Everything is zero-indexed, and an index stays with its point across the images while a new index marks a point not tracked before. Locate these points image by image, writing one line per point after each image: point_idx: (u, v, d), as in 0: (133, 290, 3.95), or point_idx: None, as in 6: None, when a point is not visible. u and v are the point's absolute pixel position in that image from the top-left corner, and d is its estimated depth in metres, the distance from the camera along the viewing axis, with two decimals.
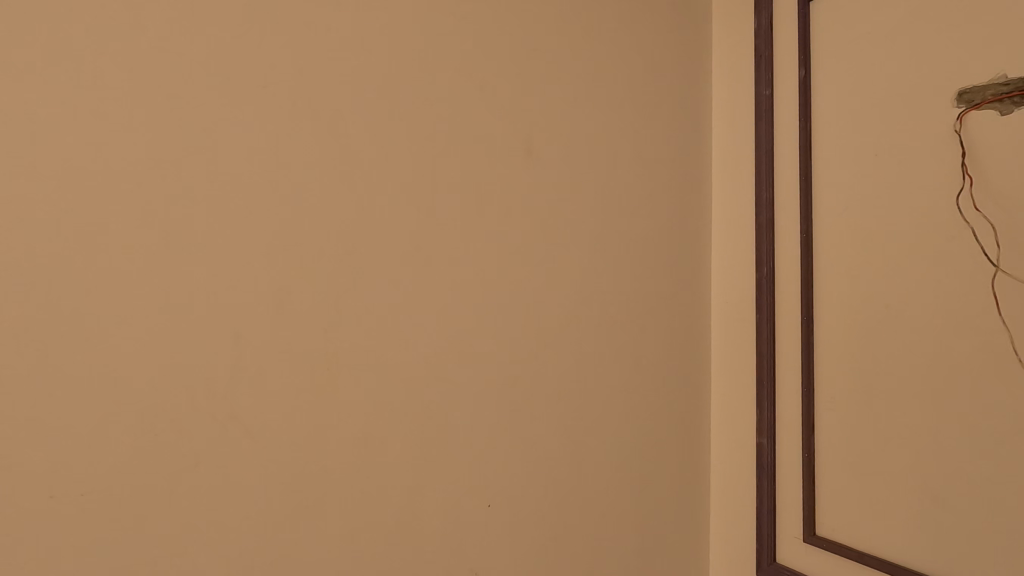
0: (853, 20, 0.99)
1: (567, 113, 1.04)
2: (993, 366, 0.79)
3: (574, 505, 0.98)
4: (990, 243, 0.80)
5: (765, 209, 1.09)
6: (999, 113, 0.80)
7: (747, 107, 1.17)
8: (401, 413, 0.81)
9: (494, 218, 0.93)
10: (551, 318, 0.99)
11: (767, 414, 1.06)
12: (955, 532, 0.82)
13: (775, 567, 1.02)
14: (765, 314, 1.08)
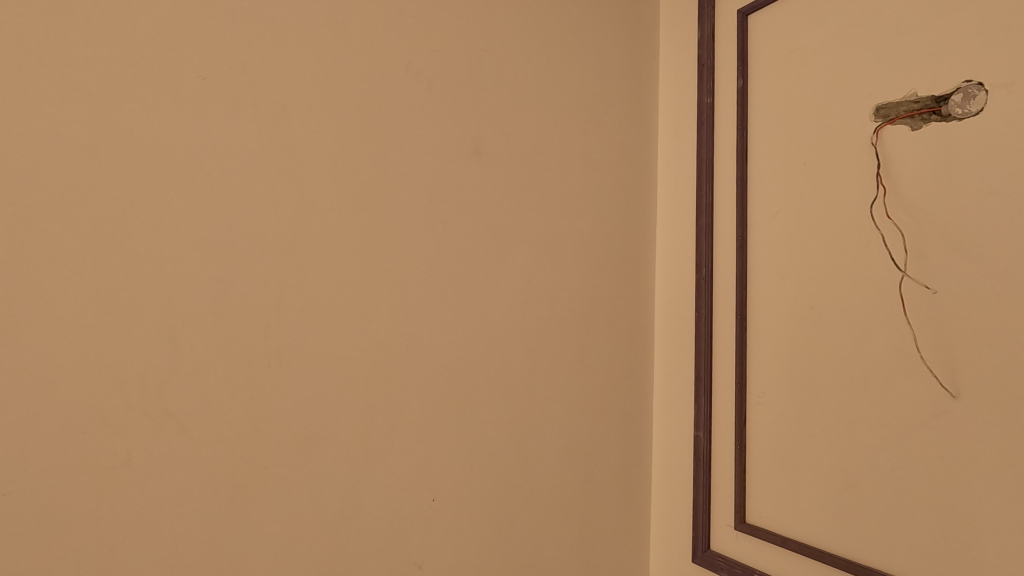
0: (788, 32, 1.05)
1: (513, 112, 1.07)
2: (899, 362, 0.85)
3: (517, 493, 1.03)
4: (898, 250, 0.86)
5: (705, 212, 1.14)
6: (909, 129, 0.86)
7: (690, 113, 1.22)
8: (342, 404, 0.86)
9: (444, 221, 0.97)
10: (493, 314, 1.02)
11: (704, 409, 1.11)
12: (857, 515, 0.89)
13: (709, 555, 1.08)
14: (704, 313, 1.12)
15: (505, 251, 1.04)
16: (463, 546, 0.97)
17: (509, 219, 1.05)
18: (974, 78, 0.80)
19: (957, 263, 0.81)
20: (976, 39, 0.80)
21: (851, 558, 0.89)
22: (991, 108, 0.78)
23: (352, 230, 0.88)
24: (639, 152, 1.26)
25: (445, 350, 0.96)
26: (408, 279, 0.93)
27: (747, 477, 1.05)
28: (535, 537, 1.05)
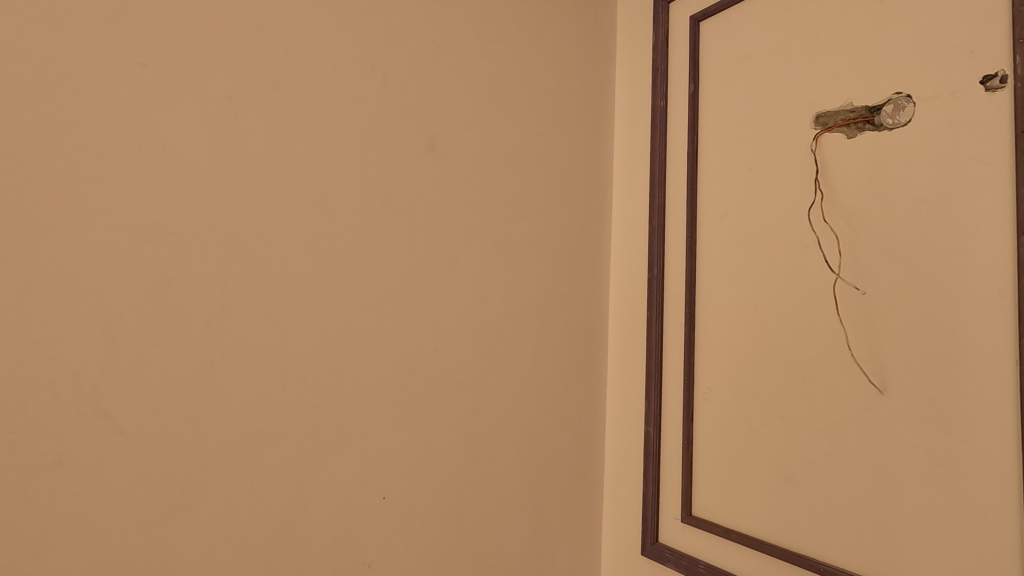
0: (737, 39, 1.08)
1: (469, 110, 1.07)
2: (833, 360, 0.89)
3: (469, 491, 1.04)
4: (833, 253, 0.90)
5: (657, 213, 1.17)
6: (846, 137, 0.90)
7: (644, 116, 1.24)
8: (289, 401, 0.84)
9: (396, 218, 0.97)
10: (447, 312, 1.02)
11: (654, 405, 1.14)
12: (793, 506, 0.93)
13: (657, 547, 1.10)
14: (655, 313, 1.15)
15: (459, 249, 1.05)
16: (413, 544, 0.97)
17: (463, 217, 1.05)
18: (903, 90, 0.84)
19: (886, 265, 0.85)
20: (906, 53, 0.85)
21: (787, 547, 0.93)
22: (918, 119, 0.83)
23: (301, 225, 0.86)
24: (594, 153, 1.28)
25: (397, 347, 0.96)
26: (359, 276, 0.92)
27: (693, 471, 1.08)
28: (488, 533, 1.06)
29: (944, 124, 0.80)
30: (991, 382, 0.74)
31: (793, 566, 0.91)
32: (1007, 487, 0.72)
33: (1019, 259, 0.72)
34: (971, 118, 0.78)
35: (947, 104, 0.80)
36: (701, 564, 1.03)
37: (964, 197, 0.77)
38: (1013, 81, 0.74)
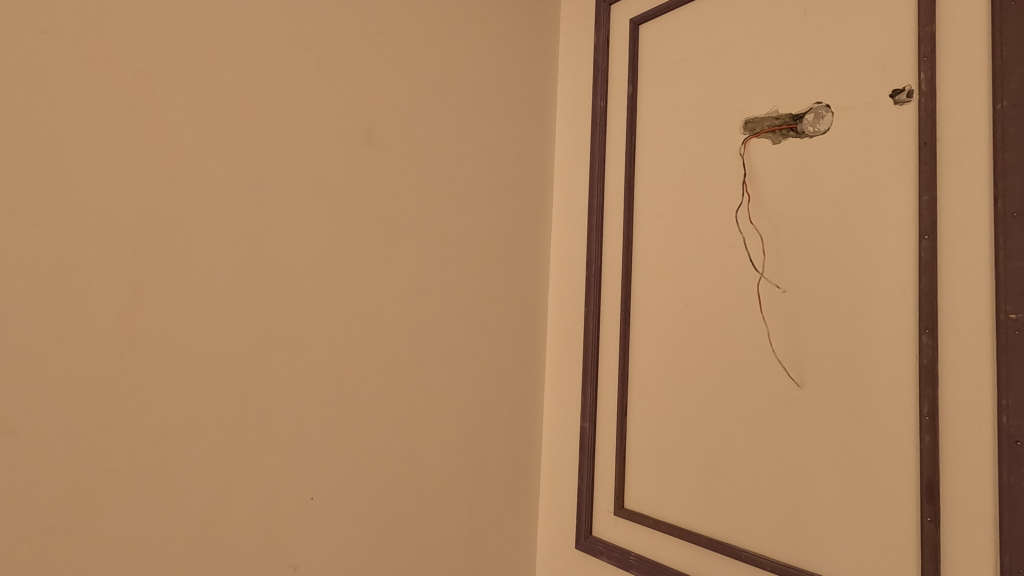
0: (674, 44, 1.11)
1: (407, 100, 1.04)
2: (757, 355, 0.93)
3: (402, 489, 1.02)
4: (758, 253, 0.94)
5: (596, 212, 1.19)
6: (771, 142, 0.94)
7: (584, 115, 1.26)
8: (209, 399, 0.80)
9: (329, 208, 0.93)
10: (382, 307, 1.00)
11: (590, 400, 1.16)
12: (718, 496, 0.96)
13: (591, 541, 1.12)
14: (592, 310, 1.17)
15: (396, 242, 1.02)
16: (342, 545, 0.93)
17: (401, 209, 1.03)
18: (823, 100, 0.89)
19: (805, 265, 0.89)
20: (826, 65, 0.89)
21: (712, 536, 0.96)
22: (836, 128, 0.87)
23: (224, 212, 0.81)
24: (536, 150, 1.28)
25: (329, 342, 0.93)
26: (288, 267, 0.88)
27: (626, 465, 1.10)
28: (421, 532, 1.04)
29: (858, 134, 0.85)
30: (894, 376, 0.79)
31: (717, 554, 0.94)
32: (907, 473, 0.77)
33: (919, 262, 0.78)
34: (881, 129, 0.83)
35: (861, 115, 0.85)
36: (633, 555, 1.05)
37: (874, 203, 0.83)
38: (918, 96, 0.80)
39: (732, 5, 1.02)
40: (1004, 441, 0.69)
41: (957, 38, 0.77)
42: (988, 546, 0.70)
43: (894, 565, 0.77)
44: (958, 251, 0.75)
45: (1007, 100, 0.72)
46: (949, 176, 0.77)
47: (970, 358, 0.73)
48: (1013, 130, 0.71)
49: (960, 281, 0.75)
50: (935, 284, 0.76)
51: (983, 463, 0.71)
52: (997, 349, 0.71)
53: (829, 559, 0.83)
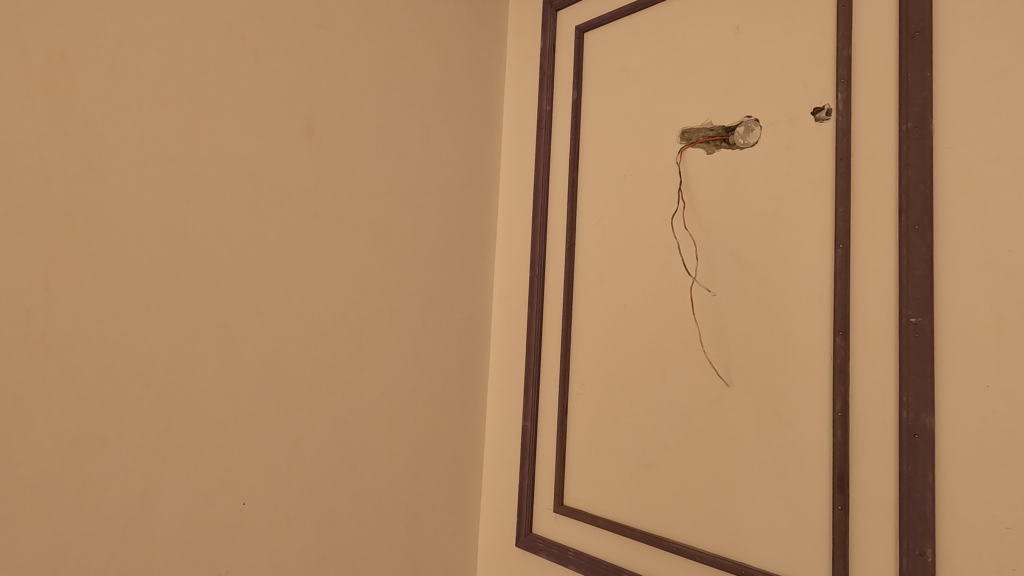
0: (616, 53, 1.14)
1: (349, 95, 1.02)
2: (689, 355, 0.97)
3: (338, 492, 0.99)
4: (691, 258, 0.98)
5: (540, 214, 1.21)
6: (705, 152, 0.99)
7: (530, 118, 1.27)
8: (129, 401, 0.75)
9: (265, 204, 0.90)
10: (320, 306, 0.97)
11: (532, 400, 1.17)
12: (652, 491, 1.00)
13: (531, 538, 1.14)
14: (535, 310, 1.19)
15: (336, 240, 1.00)
16: (274, 550, 0.91)
17: (341, 206, 1.01)
18: (752, 115, 0.94)
19: (733, 270, 0.94)
20: (755, 81, 0.94)
21: (646, 530, 1.00)
22: (764, 141, 0.93)
23: (149, 204, 0.77)
24: (482, 151, 1.28)
25: (263, 342, 0.90)
26: (219, 264, 0.84)
27: (565, 463, 1.13)
28: (358, 535, 1.02)
29: (783, 148, 0.90)
30: (811, 375, 0.85)
31: (650, 547, 0.98)
32: (821, 466, 0.83)
33: (834, 268, 0.83)
34: (803, 144, 0.89)
35: (785, 130, 0.90)
36: (571, 551, 1.08)
37: (796, 213, 0.88)
38: (835, 114, 0.86)
39: (670, 19, 1.06)
40: (903, 434, 0.76)
41: (870, 62, 0.84)
42: (889, 531, 0.76)
43: (809, 551, 0.82)
44: (868, 259, 0.81)
45: (911, 122, 0.79)
46: (861, 190, 0.83)
47: (876, 358, 0.80)
48: (915, 150, 0.78)
49: (869, 287, 0.81)
50: (847, 290, 0.82)
51: (886, 455, 0.78)
52: (899, 350, 0.77)
53: (751, 548, 0.88)
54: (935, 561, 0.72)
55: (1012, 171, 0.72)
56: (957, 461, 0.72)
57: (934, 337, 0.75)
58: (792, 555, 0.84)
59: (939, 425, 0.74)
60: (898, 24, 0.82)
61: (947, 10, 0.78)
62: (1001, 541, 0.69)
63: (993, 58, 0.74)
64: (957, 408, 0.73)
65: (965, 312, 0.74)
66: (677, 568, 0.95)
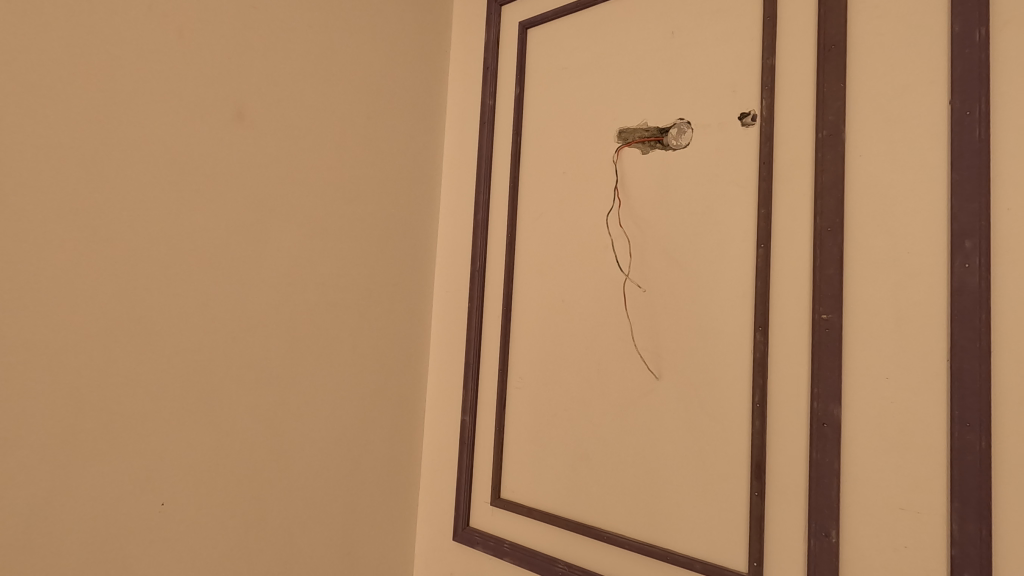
0: (557, 52, 1.15)
1: (283, 81, 0.99)
2: (622, 349, 1.00)
3: (268, 491, 0.97)
4: (625, 255, 1.01)
5: (481, 209, 1.21)
6: (641, 152, 1.01)
7: (473, 112, 1.27)
8: (33, 398, 0.71)
9: (192, 191, 0.86)
10: (249, 299, 0.94)
11: (471, 394, 1.18)
12: (585, 482, 1.02)
13: (468, 531, 1.14)
14: (475, 305, 1.19)
15: (268, 231, 0.97)
16: (198, 551, 0.87)
17: (274, 196, 0.97)
18: (685, 117, 0.97)
19: (664, 268, 0.97)
20: (687, 85, 0.98)
21: (579, 520, 1.02)
22: (695, 143, 0.96)
23: (58, 188, 0.73)
24: (425, 144, 1.27)
25: (187, 336, 0.86)
26: (137, 253, 0.80)
27: (502, 456, 1.14)
28: (291, 534, 1.00)
29: (712, 150, 0.94)
30: (734, 369, 0.89)
31: (582, 536, 1.00)
32: (741, 455, 0.87)
33: (756, 267, 0.88)
34: (730, 148, 0.92)
35: (715, 133, 0.94)
36: (507, 543, 1.09)
37: (723, 213, 0.92)
38: (760, 120, 0.90)
39: (610, 20, 1.08)
40: (814, 423, 0.80)
41: (791, 72, 0.88)
42: (799, 514, 0.81)
43: (728, 535, 0.87)
44: (786, 259, 0.86)
45: (826, 130, 0.84)
46: (782, 193, 0.87)
47: (792, 352, 0.84)
48: (830, 157, 0.83)
49: (787, 286, 0.85)
50: (767, 287, 0.86)
51: (799, 443, 0.82)
52: (812, 344, 0.82)
53: (676, 534, 0.91)
54: (839, 541, 0.78)
55: (912, 178, 0.77)
56: (860, 447, 0.78)
57: (843, 333, 0.80)
58: (713, 540, 0.88)
59: (845, 414, 0.79)
60: (817, 37, 0.86)
61: (861, 26, 0.83)
62: (896, 521, 0.75)
63: (898, 72, 0.80)
64: (861, 399, 0.78)
65: (870, 309, 0.79)
66: (607, 556, 0.98)
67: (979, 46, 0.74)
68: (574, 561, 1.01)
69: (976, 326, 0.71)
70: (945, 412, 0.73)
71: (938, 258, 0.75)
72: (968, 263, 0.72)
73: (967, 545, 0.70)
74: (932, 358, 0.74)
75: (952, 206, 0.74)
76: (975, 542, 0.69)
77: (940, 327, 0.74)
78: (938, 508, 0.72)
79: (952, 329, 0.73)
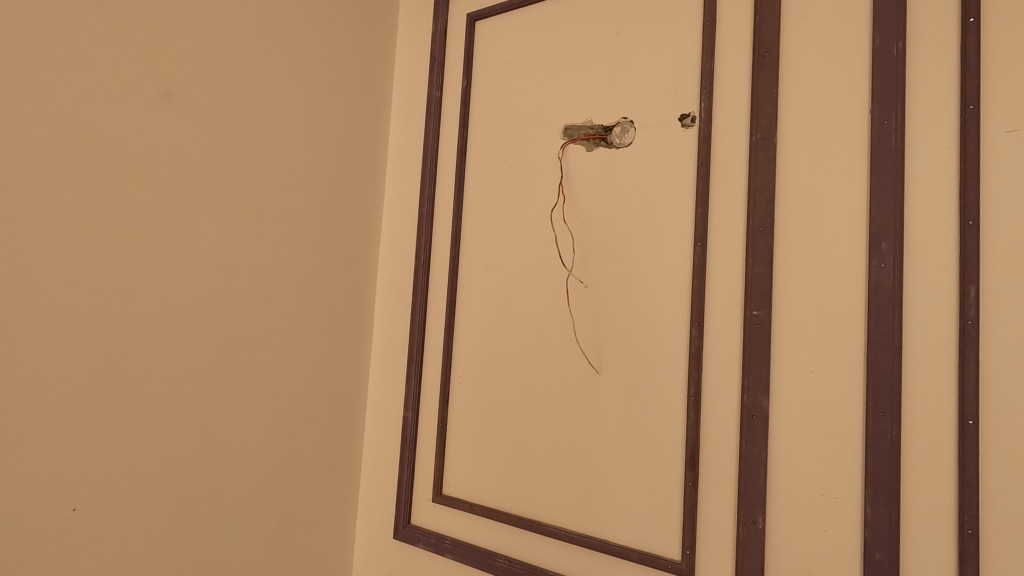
0: (505, 45, 1.15)
1: (215, 61, 0.94)
2: (564, 344, 1.01)
3: (194, 493, 0.92)
4: (569, 251, 1.02)
5: (426, 201, 1.19)
6: (586, 149, 1.02)
7: (420, 102, 1.25)
8: None
9: (111, 174, 0.81)
10: (176, 290, 0.89)
11: (414, 390, 1.16)
12: (526, 477, 1.03)
13: (408, 529, 1.13)
14: (419, 299, 1.17)
15: (198, 219, 0.91)
16: (116, 558, 0.82)
17: (205, 182, 0.92)
18: (629, 116, 0.99)
19: (606, 264, 0.98)
20: (631, 86, 0.99)
21: (520, 514, 1.02)
22: (638, 142, 0.98)
23: None
24: (369, 133, 1.24)
25: (104, 329, 0.80)
26: (45, 238, 0.74)
27: (445, 452, 1.13)
28: (219, 536, 0.96)
29: (653, 150, 0.96)
30: (671, 363, 0.91)
31: (523, 530, 1.01)
32: (676, 447, 0.89)
33: (693, 265, 0.90)
34: (671, 148, 0.95)
35: (656, 133, 0.96)
36: (448, 539, 1.08)
37: (663, 211, 0.94)
38: (698, 122, 0.92)
39: (558, 16, 1.09)
40: (744, 415, 0.84)
41: (728, 76, 0.91)
42: (729, 503, 0.85)
43: (663, 525, 0.89)
44: (721, 257, 0.89)
45: (760, 134, 0.87)
46: (718, 193, 0.90)
47: (725, 348, 0.87)
48: (762, 160, 0.86)
49: (721, 283, 0.89)
50: (703, 284, 0.89)
51: (730, 435, 0.86)
52: (743, 340, 0.85)
53: (614, 526, 0.93)
54: (765, 527, 0.81)
55: (836, 183, 0.82)
56: (786, 438, 0.82)
57: (771, 329, 0.84)
58: (649, 530, 0.90)
59: (773, 406, 0.83)
60: (752, 44, 0.90)
61: (792, 36, 0.87)
62: (816, 506, 0.79)
63: (825, 81, 0.84)
64: (787, 392, 0.82)
65: (797, 307, 0.83)
66: (547, 550, 0.99)
67: (897, 60, 0.79)
68: (515, 556, 1.01)
69: (890, 322, 0.76)
70: (861, 403, 0.78)
71: (858, 259, 0.79)
72: (883, 264, 0.77)
73: (878, 527, 0.74)
74: (851, 352, 0.79)
75: (870, 209, 0.79)
76: (885, 524, 0.74)
77: (858, 323, 0.79)
78: (854, 493, 0.77)
79: (868, 325, 0.78)
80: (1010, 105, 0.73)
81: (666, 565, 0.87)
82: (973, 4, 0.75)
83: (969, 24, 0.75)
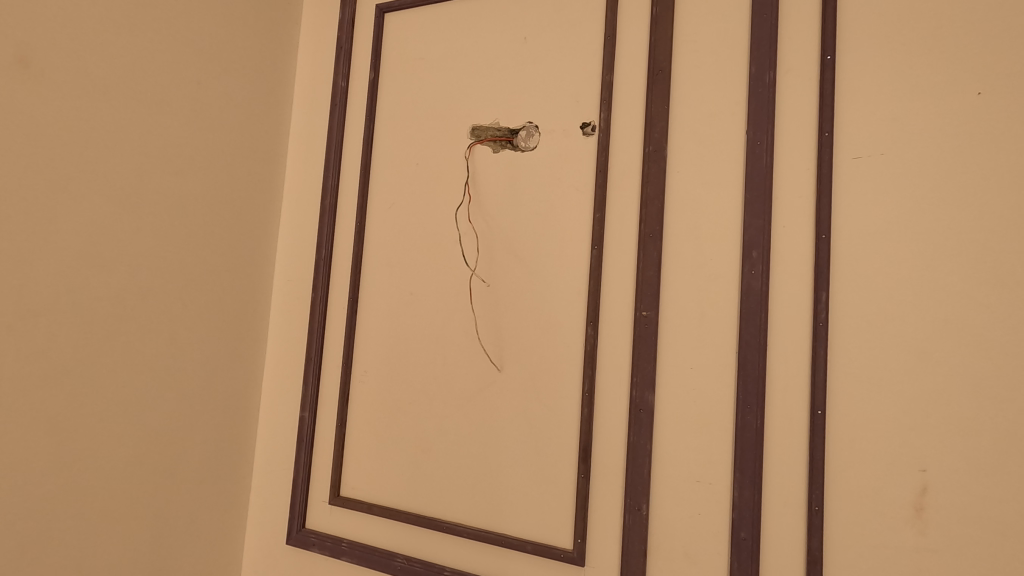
0: (414, 41, 1.14)
1: (88, 29, 0.85)
2: (467, 343, 1.02)
3: (52, 506, 0.83)
4: (473, 250, 1.03)
5: (329, 194, 1.15)
6: (492, 151, 1.04)
7: (324, 91, 1.20)
8: None
9: None
10: (32, 281, 0.80)
11: (311, 389, 1.12)
12: (426, 475, 1.03)
13: (303, 533, 1.09)
14: (319, 295, 1.14)
15: (62, 202, 0.83)
16: None
17: (71, 162, 0.83)
18: (534, 121, 1.02)
19: (509, 264, 1.01)
20: (536, 91, 1.02)
21: (419, 513, 1.02)
22: (541, 147, 1.01)
23: None
24: (269, 120, 1.18)
25: None
26: None
27: (343, 453, 1.10)
28: (84, 551, 0.87)
29: (556, 155, 1.00)
30: (568, 361, 0.95)
31: (422, 529, 1.01)
32: (571, 441, 0.93)
33: (590, 267, 0.95)
34: (572, 154, 0.98)
35: (559, 139, 1.00)
36: (345, 542, 1.05)
37: (563, 215, 0.98)
38: (598, 131, 0.97)
39: (467, 16, 1.09)
40: (632, 409, 0.89)
41: (626, 90, 0.97)
42: (617, 493, 0.90)
43: (557, 515, 0.93)
44: (616, 261, 0.94)
45: (652, 146, 0.93)
46: (614, 200, 0.95)
47: (617, 346, 0.92)
48: (654, 170, 0.92)
49: (614, 285, 0.94)
50: (599, 286, 0.94)
51: (620, 428, 0.91)
52: (633, 338, 0.91)
53: (511, 520, 0.96)
54: (648, 514, 0.87)
55: (717, 195, 0.89)
56: (668, 430, 0.88)
57: (658, 328, 0.90)
58: (544, 522, 0.93)
59: (657, 400, 0.89)
60: (647, 61, 0.96)
61: (682, 57, 0.94)
62: (693, 492, 0.86)
63: (709, 101, 0.91)
64: (671, 387, 0.89)
65: (681, 308, 0.90)
66: (445, 546, 0.99)
67: (768, 87, 0.87)
68: (413, 554, 1.01)
69: (758, 323, 0.84)
70: (732, 396, 0.85)
71: (733, 265, 0.87)
72: (753, 270, 0.85)
73: (744, 508, 0.82)
74: (725, 350, 0.87)
75: (743, 220, 0.87)
76: (749, 505, 0.82)
77: (731, 324, 0.87)
78: (724, 479, 0.85)
79: (740, 326, 0.86)
80: (856, 134, 0.84)
81: (559, 555, 0.90)
82: (830, 44, 0.85)
83: (826, 60, 0.85)
